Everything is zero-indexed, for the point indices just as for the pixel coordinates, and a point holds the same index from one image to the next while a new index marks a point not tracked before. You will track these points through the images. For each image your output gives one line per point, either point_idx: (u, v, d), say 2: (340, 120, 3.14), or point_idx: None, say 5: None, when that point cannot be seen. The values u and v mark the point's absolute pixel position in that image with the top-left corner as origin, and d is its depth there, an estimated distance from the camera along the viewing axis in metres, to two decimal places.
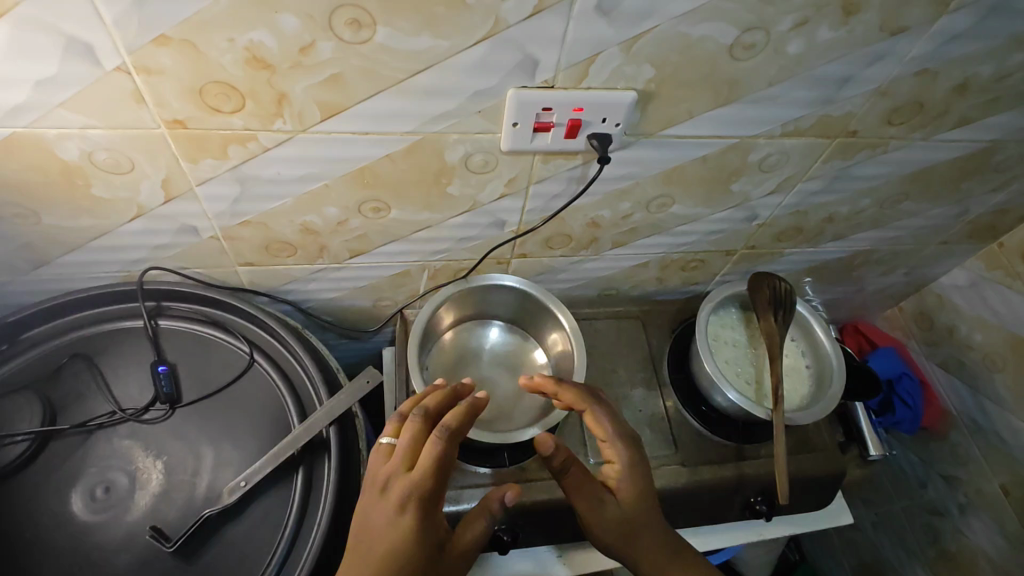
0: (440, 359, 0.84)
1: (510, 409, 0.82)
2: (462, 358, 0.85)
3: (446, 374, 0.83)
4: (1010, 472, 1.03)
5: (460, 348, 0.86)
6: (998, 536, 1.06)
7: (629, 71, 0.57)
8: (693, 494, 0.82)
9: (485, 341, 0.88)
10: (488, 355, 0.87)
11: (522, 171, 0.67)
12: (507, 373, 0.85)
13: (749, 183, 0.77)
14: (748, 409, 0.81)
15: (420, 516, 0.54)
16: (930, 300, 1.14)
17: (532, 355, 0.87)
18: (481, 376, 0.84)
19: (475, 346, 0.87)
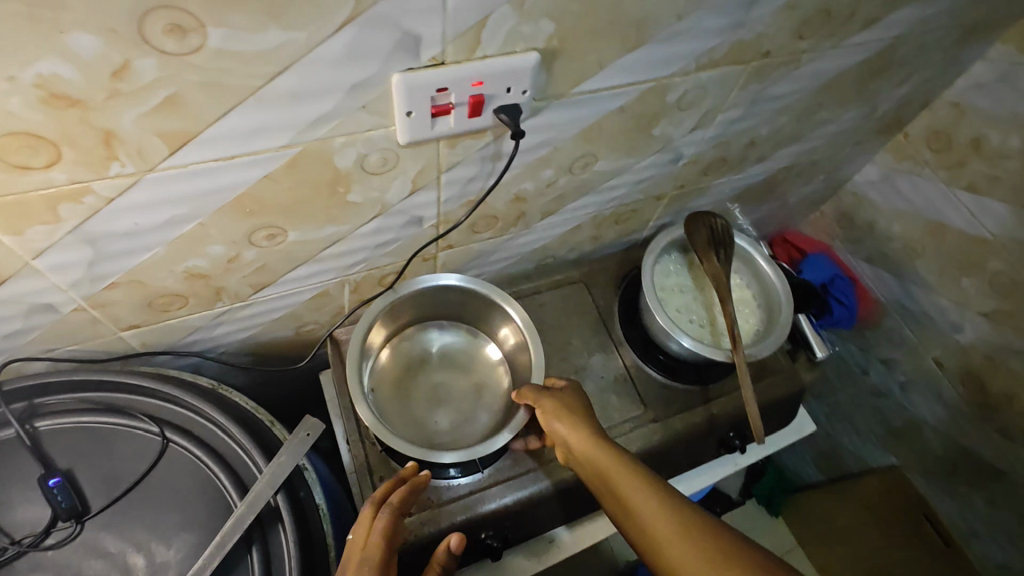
0: (386, 378, 0.77)
1: (473, 415, 0.76)
2: (411, 371, 0.79)
3: (397, 393, 0.76)
4: (940, 347, 1.10)
5: (405, 359, 0.79)
6: (938, 405, 1.14)
7: (526, 31, 0.49)
8: (670, 447, 0.82)
9: (432, 346, 0.81)
10: (438, 362, 0.80)
11: (428, 162, 0.59)
12: (463, 377, 0.80)
13: (669, 124, 0.72)
14: (709, 355, 0.79)
15: None
16: (849, 199, 1.17)
17: (486, 351, 0.81)
18: (436, 386, 0.78)
19: (422, 354, 0.80)
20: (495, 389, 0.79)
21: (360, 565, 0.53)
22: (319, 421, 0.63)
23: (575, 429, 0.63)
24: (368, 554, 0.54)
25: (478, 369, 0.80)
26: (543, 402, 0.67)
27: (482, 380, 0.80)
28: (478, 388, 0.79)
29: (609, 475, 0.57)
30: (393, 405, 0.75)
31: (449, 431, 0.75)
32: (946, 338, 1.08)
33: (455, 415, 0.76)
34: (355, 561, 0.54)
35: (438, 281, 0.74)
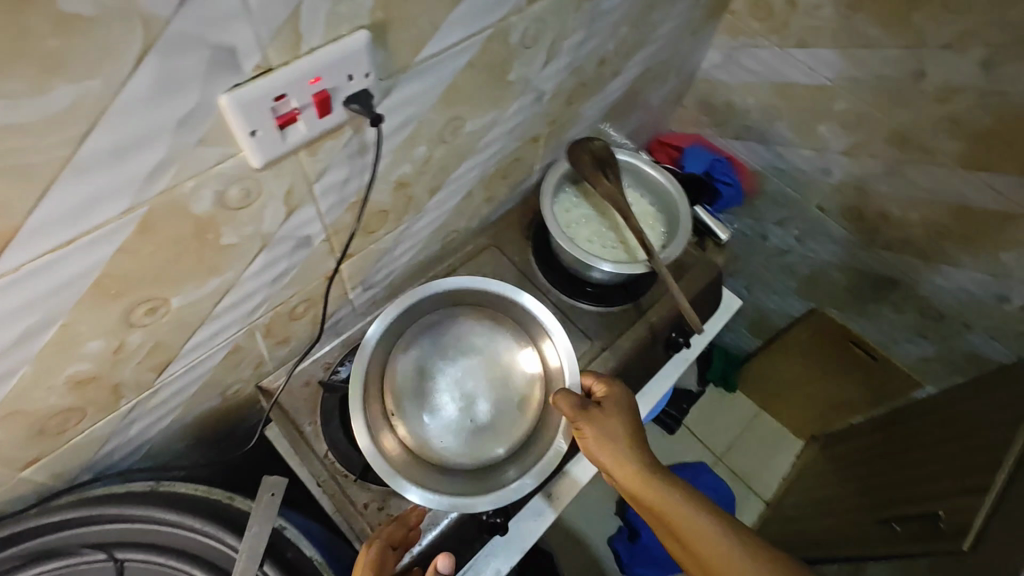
0: (399, 386, 0.76)
1: (500, 422, 0.77)
2: (429, 371, 0.78)
3: (415, 400, 0.76)
4: (818, 194, 1.21)
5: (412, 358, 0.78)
6: (832, 245, 1.26)
7: (346, 10, 0.46)
8: (625, 366, 0.85)
9: (440, 341, 0.80)
10: (458, 355, 0.80)
11: (294, 178, 0.55)
12: (487, 371, 0.79)
13: (521, 66, 0.72)
14: (631, 270, 0.82)
15: None
16: (705, 87, 1.23)
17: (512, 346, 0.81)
18: (458, 385, 0.78)
19: (438, 353, 0.79)
20: (524, 394, 0.79)
21: None
22: (280, 479, 0.62)
23: (631, 462, 0.68)
24: None
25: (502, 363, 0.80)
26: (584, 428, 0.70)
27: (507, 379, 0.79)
28: (504, 387, 0.79)
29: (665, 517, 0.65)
30: (411, 414, 0.75)
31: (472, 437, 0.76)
32: (821, 185, 1.19)
33: (481, 420, 0.77)
34: None
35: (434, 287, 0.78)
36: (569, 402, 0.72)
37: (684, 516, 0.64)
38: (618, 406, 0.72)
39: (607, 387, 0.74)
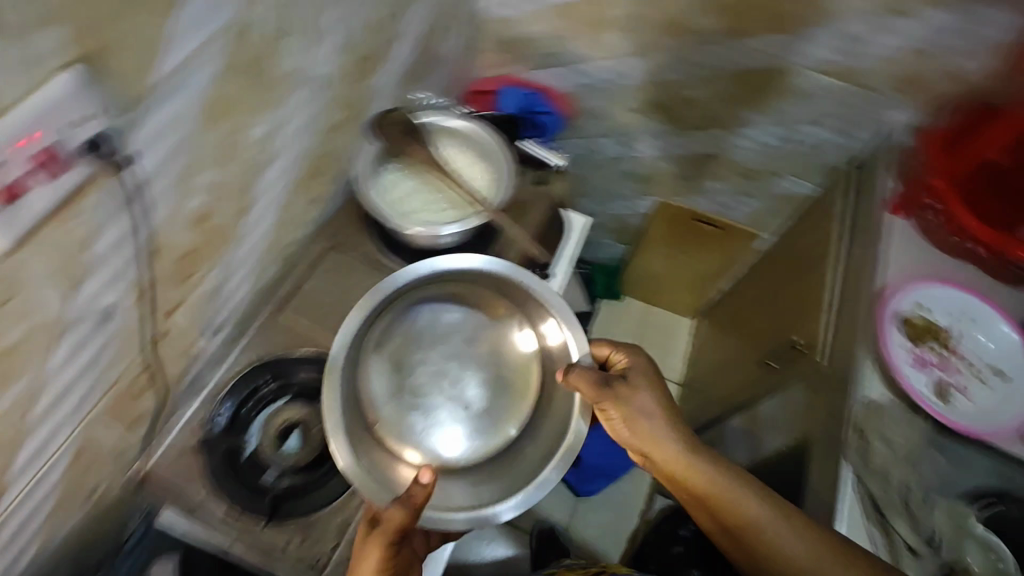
0: (383, 376, 0.82)
1: (495, 412, 0.83)
2: (416, 359, 0.84)
3: (394, 389, 0.82)
4: (629, 97, 1.29)
5: (391, 359, 0.83)
6: (656, 139, 1.37)
7: (34, 52, 0.41)
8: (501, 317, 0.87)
9: (423, 332, 0.85)
10: (443, 335, 0.85)
11: (60, 251, 0.49)
12: (477, 354, 0.86)
13: (290, 56, 0.69)
14: (473, 225, 0.84)
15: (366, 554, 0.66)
16: (497, 27, 1.27)
17: (511, 322, 0.86)
18: (448, 371, 0.84)
19: (425, 339, 0.85)
20: (525, 382, 0.85)
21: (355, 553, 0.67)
22: None
23: (667, 440, 0.77)
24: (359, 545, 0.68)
25: (491, 348, 0.86)
26: (613, 408, 0.77)
27: (501, 365, 0.85)
28: (499, 373, 0.85)
29: (698, 486, 0.76)
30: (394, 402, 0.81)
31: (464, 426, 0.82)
32: (629, 88, 1.27)
33: (473, 408, 0.83)
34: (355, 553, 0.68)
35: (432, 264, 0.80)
36: (591, 381, 0.75)
37: (717, 484, 0.75)
38: (636, 372, 0.80)
39: (628, 357, 0.82)
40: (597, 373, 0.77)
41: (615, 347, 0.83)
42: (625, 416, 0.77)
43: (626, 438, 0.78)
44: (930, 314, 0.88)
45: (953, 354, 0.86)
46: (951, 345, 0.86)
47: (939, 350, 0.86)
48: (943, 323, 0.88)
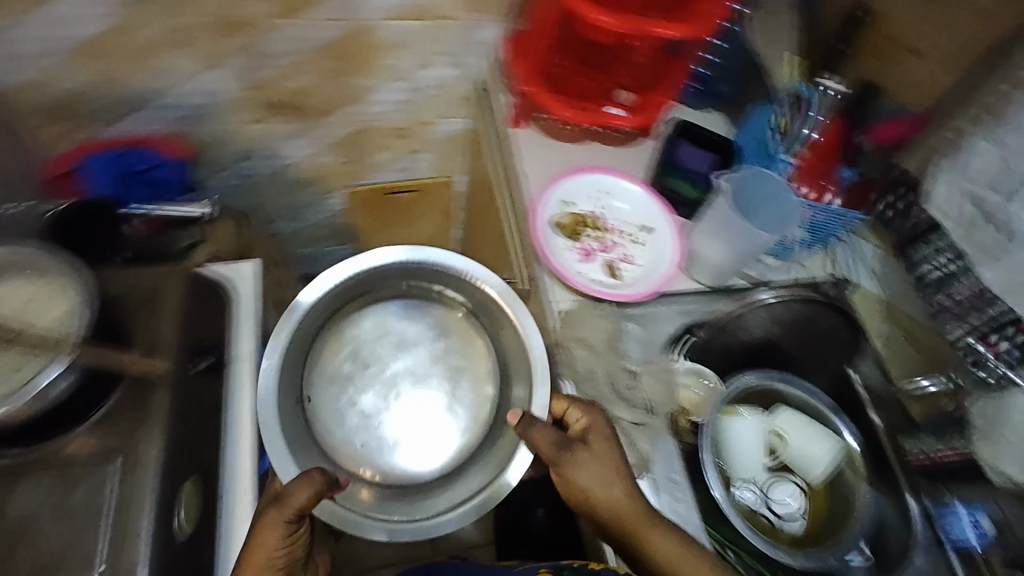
0: (336, 366, 0.83)
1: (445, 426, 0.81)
2: (371, 355, 0.84)
3: (336, 381, 0.82)
4: (235, 111, 1.15)
5: (334, 360, 0.83)
6: (295, 138, 1.25)
7: None
8: (183, 431, 0.75)
9: (366, 334, 0.85)
10: (391, 346, 0.85)
11: None
12: (443, 362, 0.84)
13: None
14: (79, 358, 0.67)
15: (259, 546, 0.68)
16: (31, 92, 1.01)
17: (464, 313, 0.86)
18: (400, 377, 0.83)
19: (383, 341, 0.85)
20: (487, 370, 0.84)
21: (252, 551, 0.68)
22: None
23: (631, 512, 0.70)
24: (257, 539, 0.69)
25: (456, 357, 0.85)
26: (565, 472, 0.71)
27: (461, 382, 0.84)
28: (470, 374, 0.84)
29: (649, 563, 0.69)
30: (337, 395, 0.81)
31: (424, 437, 0.80)
32: (229, 103, 1.12)
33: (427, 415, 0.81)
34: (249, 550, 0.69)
35: (389, 258, 0.82)
36: (549, 440, 0.72)
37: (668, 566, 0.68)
38: (596, 432, 0.74)
39: (586, 417, 0.75)
40: (550, 432, 0.73)
41: (578, 404, 0.76)
42: (575, 480, 0.71)
43: (580, 505, 0.72)
44: (576, 208, 0.93)
45: (611, 231, 0.92)
46: (604, 223, 0.93)
47: (597, 234, 0.92)
48: (589, 209, 0.94)
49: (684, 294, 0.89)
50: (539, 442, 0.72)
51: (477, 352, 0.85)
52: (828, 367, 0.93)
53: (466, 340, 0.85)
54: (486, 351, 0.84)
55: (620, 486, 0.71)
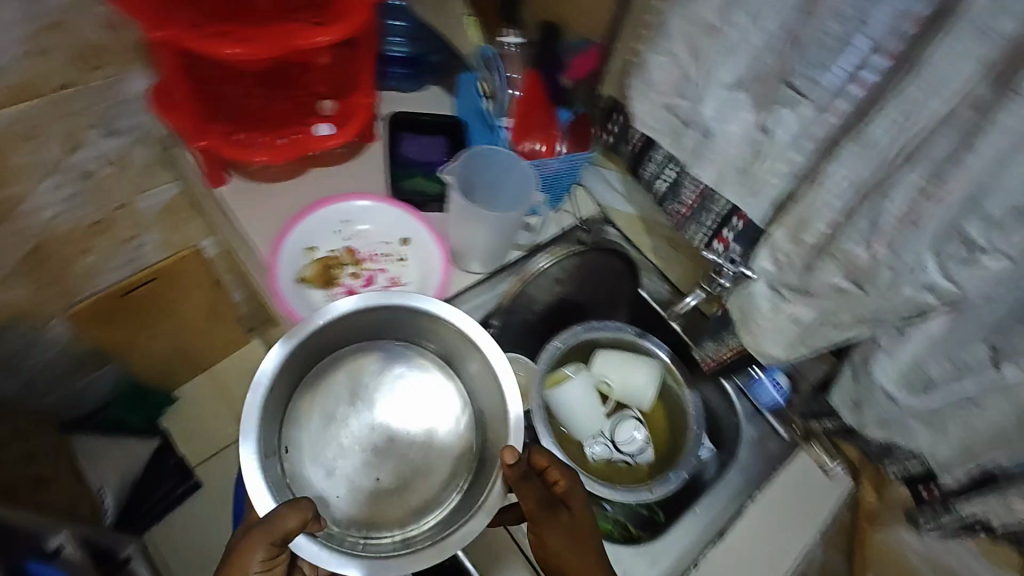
0: (322, 424, 0.74)
1: (445, 462, 0.75)
2: (352, 403, 0.76)
3: (320, 437, 0.74)
4: None
5: (315, 425, 0.74)
6: None
7: None
8: None
9: (347, 390, 0.76)
10: (383, 392, 0.77)
11: None
12: (422, 413, 0.77)
13: None
14: None
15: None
16: None
17: (427, 358, 0.79)
18: (381, 435, 0.74)
19: (362, 396, 0.76)
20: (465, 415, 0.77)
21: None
22: None
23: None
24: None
25: (430, 396, 0.78)
26: (539, 529, 0.67)
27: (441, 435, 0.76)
28: (440, 427, 0.76)
29: None
30: (320, 451, 0.73)
31: (413, 488, 0.74)
32: None
33: (411, 463, 0.75)
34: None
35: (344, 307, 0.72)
36: (531, 497, 0.66)
37: None
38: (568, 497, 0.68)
39: (567, 480, 0.67)
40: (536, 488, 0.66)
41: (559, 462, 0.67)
42: (545, 539, 0.67)
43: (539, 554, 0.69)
44: (320, 252, 0.84)
45: (367, 260, 0.85)
46: (357, 255, 0.85)
47: (355, 270, 0.84)
48: (336, 248, 0.84)
49: (468, 290, 0.87)
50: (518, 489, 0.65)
51: (431, 398, 0.77)
52: (622, 298, 0.94)
53: (420, 391, 0.77)
54: (452, 407, 0.77)
55: (591, 553, 0.68)
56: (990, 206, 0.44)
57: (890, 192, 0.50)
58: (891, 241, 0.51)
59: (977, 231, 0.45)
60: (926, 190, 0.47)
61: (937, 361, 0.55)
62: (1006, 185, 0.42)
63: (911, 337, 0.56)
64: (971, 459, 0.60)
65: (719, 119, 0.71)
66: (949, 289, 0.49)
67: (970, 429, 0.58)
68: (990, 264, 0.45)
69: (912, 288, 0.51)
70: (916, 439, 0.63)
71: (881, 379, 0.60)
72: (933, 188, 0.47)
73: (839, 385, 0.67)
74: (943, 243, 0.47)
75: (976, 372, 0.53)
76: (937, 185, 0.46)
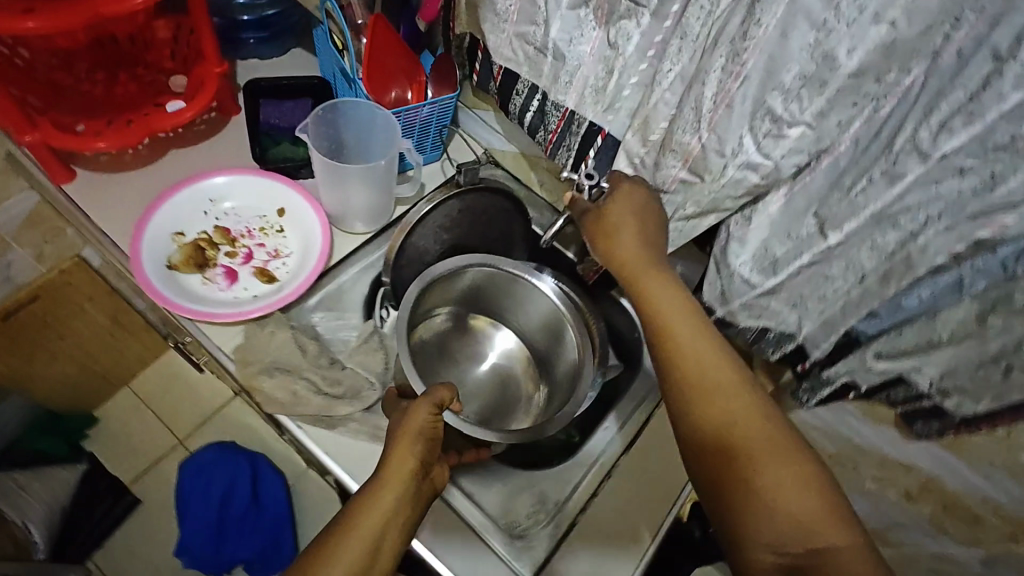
0: (430, 364, 0.88)
1: (520, 399, 0.91)
2: (453, 358, 0.91)
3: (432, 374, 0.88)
4: None
5: (428, 364, 0.88)
6: None
7: None
8: None
9: (455, 348, 0.92)
10: (469, 355, 0.93)
11: None
12: (499, 369, 0.93)
13: None
14: None
15: (393, 491, 0.61)
16: None
17: (503, 331, 0.95)
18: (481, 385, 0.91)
19: (460, 355, 0.92)
20: (527, 370, 0.94)
21: (392, 493, 0.61)
22: None
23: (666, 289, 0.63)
24: (395, 482, 0.62)
25: (506, 356, 0.94)
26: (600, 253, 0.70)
27: (514, 383, 0.93)
28: (507, 379, 0.93)
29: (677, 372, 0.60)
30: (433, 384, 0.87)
31: (496, 415, 0.89)
32: None
33: (495, 402, 0.90)
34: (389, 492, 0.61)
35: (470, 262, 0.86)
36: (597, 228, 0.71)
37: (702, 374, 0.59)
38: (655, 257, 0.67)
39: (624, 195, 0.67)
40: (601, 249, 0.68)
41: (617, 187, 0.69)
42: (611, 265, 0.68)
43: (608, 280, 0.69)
44: (189, 237, 0.79)
45: (242, 237, 0.82)
46: (230, 233, 0.82)
47: (230, 249, 0.81)
48: (206, 230, 0.81)
49: (355, 252, 0.84)
50: (591, 232, 0.69)
51: (507, 362, 0.94)
52: (516, 237, 0.93)
53: (498, 357, 0.94)
54: (524, 364, 0.94)
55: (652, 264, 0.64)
56: (785, 77, 0.52)
57: (707, 69, 0.57)
58: (713, 124, 0.58)
59: (778, 103, 0.54)
60: (735, 70, 0.54)
61: (779, 241, 0.63)
62: (792, 55, 0.50)
63: (756, 222, 0.63)
64: (830, 328, 0.65)
65: (569, 40, 0.70)
66: (766, 164, 0.58)
67: (824, 300, 0.63)
68: (792, 133, 0.54)
69: (735, 168, 0.59)
70: (784, 319, 0.68)
71: (740, 266, 0.67)
72: (734, 66, 0.54)
73: (707, 286, 0.73)
74: (754, 119, 0.56)
75: (806, 243, 0.61)
76: (737, 59, 0.54)
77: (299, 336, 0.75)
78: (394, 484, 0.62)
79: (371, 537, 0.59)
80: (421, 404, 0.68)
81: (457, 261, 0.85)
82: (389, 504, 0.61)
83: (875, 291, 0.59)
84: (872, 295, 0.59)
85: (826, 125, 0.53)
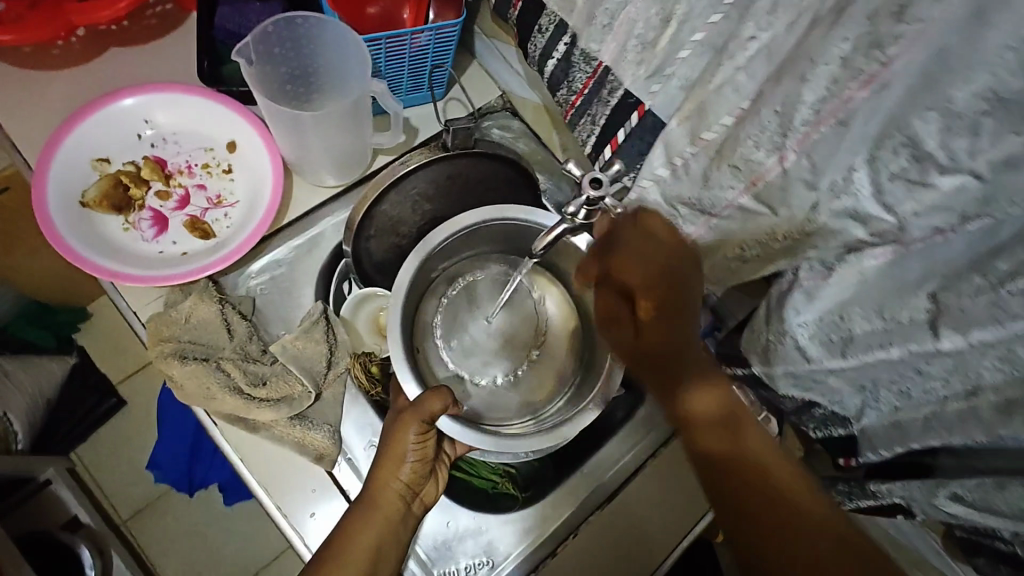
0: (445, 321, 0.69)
1: (557, 364, 0.69)
2: (472, 309, 0.70)
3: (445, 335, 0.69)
4: None
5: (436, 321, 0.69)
6: None
7: None
8: None
9: (477, 298, 0.70)
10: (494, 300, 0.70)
11: None
12: (533, 323, 0.70)
13: None
14: None
15: (373, 522, 0.56)
16: None
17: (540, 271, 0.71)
18: (507, 346, 0.69)
19: (483, 302, 0.70)
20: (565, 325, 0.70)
21: (370, 523, 0.56)
22: None
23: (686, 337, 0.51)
24: (379, 513, 0.56)
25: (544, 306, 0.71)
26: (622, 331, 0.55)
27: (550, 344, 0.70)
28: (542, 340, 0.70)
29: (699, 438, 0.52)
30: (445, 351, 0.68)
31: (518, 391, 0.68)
32: None
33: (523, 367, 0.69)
34: (372, 522, 0.56)
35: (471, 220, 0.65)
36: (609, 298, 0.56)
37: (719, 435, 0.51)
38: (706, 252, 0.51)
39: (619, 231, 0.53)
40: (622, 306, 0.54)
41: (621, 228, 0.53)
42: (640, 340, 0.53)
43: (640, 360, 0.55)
44: (114, 165, 0.65)
45: (179, 174, 0.67)
46: (164, 167, 0.67)
47: (163, 188, 0.66)
48: (134, 160, 0.66)
49: (316, 210, 0.69)
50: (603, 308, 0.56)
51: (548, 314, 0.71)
52: None
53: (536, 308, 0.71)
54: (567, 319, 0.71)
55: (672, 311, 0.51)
56: (955, 91, 0.31)
57: (817, 55, 0.35)
58: (806, 145, 0.38)
59: (931, 133, 0.32)
60: (869, 70, 0.33)
61: (863, 313, 0.42)
62: (981, 58, 0.29)
63: (838, 275, 0.42)
64: (899, 436, 0.47)
65: None
66: (884, 222, 0.37)
67: (907, 397, 0.44)
68: (943, 183, 0.33)
69: (832, 216, 0.39)
70: (841, 402, 0.49)
71: (796, 327, 0.46)
72: (863, 61, 0.33)
73: (753, 336, 0.52)
74: (879, 146, 0.35)
75: (907, 332, 0.40)
76: (876, 49, 0.33)
77: (229, 312, 0.62)
78: (377, 513, 0.56)
79: (363, 567, 0.54)
80: (402, 423, 0.56)
81: (473, 216, 0.65)
82: (371, 536, 0.56)
83: (979, 431, 0.40)
84: (971, 432, 0.41)
85: (1008, 180, 0.31)
